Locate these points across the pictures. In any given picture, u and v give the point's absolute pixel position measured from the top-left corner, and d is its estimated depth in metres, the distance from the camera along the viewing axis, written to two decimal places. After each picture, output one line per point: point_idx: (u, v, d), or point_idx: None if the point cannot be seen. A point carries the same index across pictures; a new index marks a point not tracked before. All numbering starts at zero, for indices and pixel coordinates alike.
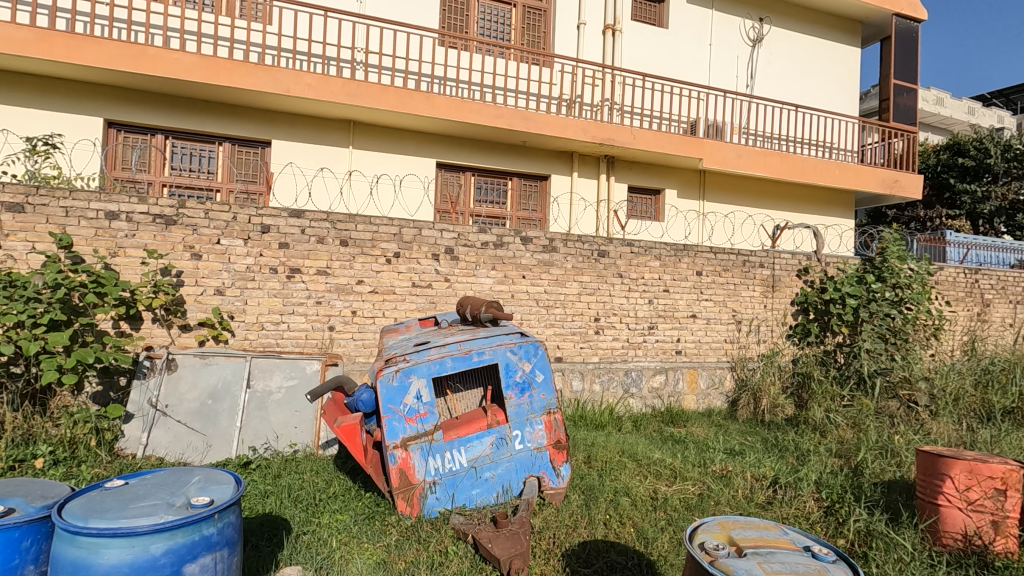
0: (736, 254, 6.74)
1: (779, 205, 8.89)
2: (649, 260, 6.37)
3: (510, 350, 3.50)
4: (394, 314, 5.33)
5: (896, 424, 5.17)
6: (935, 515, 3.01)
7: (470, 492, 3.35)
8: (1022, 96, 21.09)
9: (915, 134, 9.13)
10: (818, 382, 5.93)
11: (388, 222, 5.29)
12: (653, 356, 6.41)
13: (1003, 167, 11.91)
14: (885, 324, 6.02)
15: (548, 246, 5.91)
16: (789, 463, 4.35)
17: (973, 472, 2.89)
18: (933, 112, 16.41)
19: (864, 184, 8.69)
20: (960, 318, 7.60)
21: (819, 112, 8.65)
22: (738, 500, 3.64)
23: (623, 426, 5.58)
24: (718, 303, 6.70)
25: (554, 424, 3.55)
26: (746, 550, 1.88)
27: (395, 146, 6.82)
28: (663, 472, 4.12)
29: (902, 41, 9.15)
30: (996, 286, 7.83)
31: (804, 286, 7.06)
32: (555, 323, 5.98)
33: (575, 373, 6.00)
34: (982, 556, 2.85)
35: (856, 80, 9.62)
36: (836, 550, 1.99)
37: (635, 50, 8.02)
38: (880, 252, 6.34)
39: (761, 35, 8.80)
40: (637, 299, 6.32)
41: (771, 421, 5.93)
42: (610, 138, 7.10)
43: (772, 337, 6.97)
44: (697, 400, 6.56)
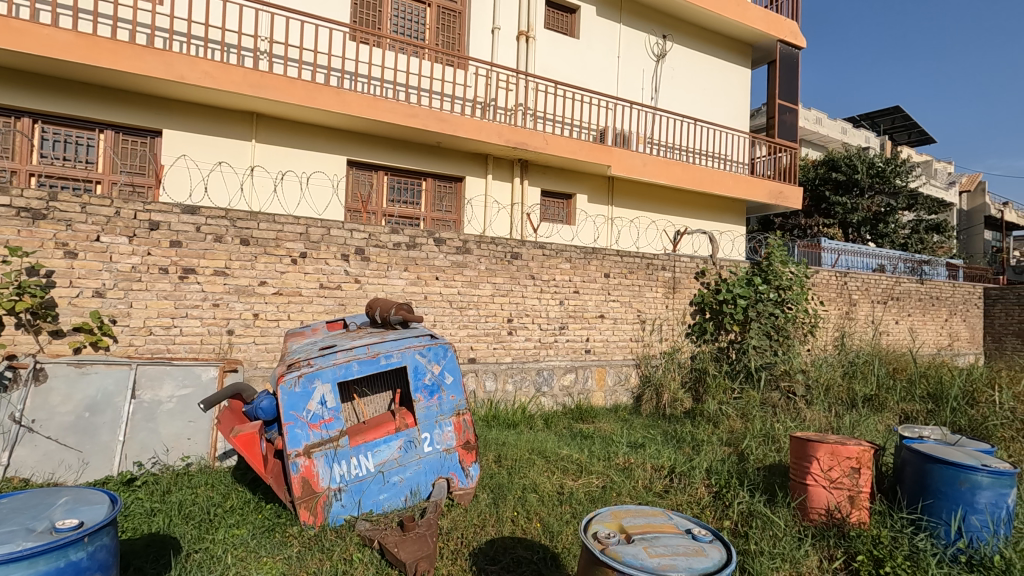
0: (641, 257, 7.12)
1: (680, 211, 9.48)
2: (560, 263, 6.57)
3: (419, 353, 3.49)
4: (300, 317, 5.13)
5: (778, 412, 5.72)
6: (804, 494, 3.34)
7: (377, 497, 3.30)
8: (884, 120, 23.87)
9: (797, 149, 10.08)
10: (713, 376, 6.50)
11: (294, 221, 5.08)
12: (563, 355, 6.62)
13: (867, 182, 13.50)
14: (770, 323, 6.73)
15: (461, 248, 5.92)
16: (685, 453, 4.67)
17: (835, 454, 3.24)
18: (813, 129, 18.21)
19: (753, 194, 9.47)
20: (833, 316, 8.51)
21: (714, 126, 9.34)
22: (638, 490, 3.86)
23: (534, 425, 5.72)
24: (625, 303, 7.04)
25: (463, 425, 3.57)
26: (634, 536, 2.01)
27: (303, 142, 6.56)
28: (570, 467, 4.27)
29: (785, 65, 10.10)
30: (861, 287, 8.83)
31: (702, 287, 7.56)
32: (468, 324, 6.01)
33: (488, 373, 6.06)
34: (841, 527, 3.20)
35: (747, 98, 10.48)
36: (713, 531, 2.17)
37: (548, 58, 8.25)
38: (767, 256, 7.08)
39: (664, 51, 9.34)
40: (548, 300, 6.50)
41: (671, 415, 6.33)
42: (524, 142, 7.25)
43: (672, 335, 7.41)
44: (605, 396, 6.85)
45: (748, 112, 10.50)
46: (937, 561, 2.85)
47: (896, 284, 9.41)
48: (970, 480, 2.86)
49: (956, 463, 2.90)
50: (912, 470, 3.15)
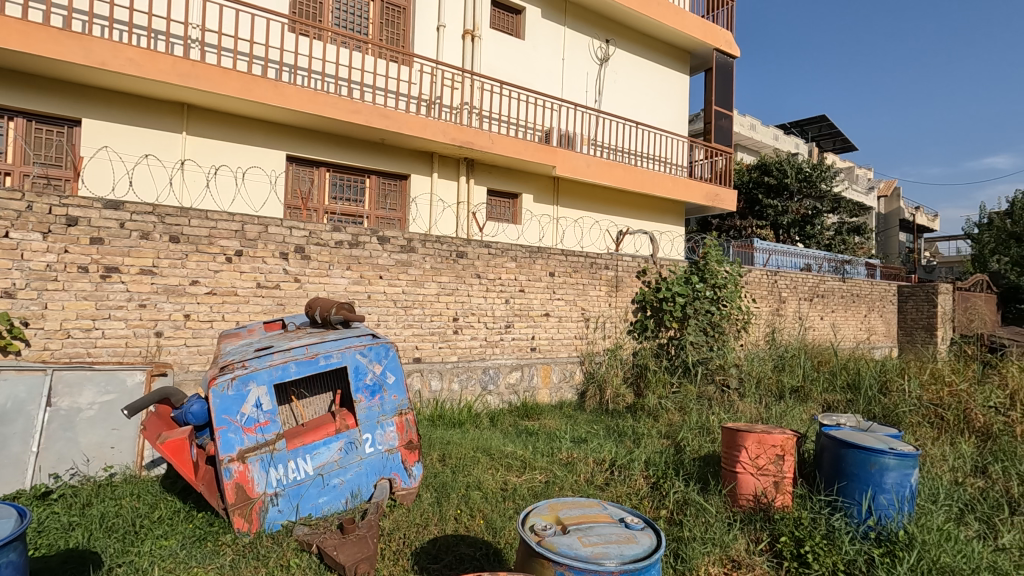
0: (585, 256, 7.27)
1: (622, 211, 9.73)
2: (506, 262, 6.61)
3: (360, 353, 3.44)
4: (235, 318, 4.94)
5: (713, 405, 6.01)
6: (734, 481, 3.52)
7: (316, 501, 3.22)
8: (812, 127, 25.35)
9: (732, 154, 10.55)
10: (653, 371, 6.74)
11: (228, 218, 4.88)
12: (509, 353, 6.67)
13: (796, 186, 14.31)
14: (706, 319, 7.03)
15: (406, 246, 5.86)
16: (626, 446, 4.82)
17: (761, 442, 3.42)
18: (748, 135, 19.09)
19: (691, 196, 9.84)
20: (764, 312, 8.97)
21: (655, 129, 9.65)
22: (580, 484, 3.95)
23: (480, 423, 5.75)
24: (569, 302, 7.16)
25: (406, 424, 3.55)
26: (569, 527, 2.07)
27: (238, 135, 6.31)
28: (514, 463, 4.32)
29: (721, 73, 10.57)
30: (789, 285, 9.36)
31: (643, 286, 7.79)
32: (413, 324, 5.95)
33: (433, 373, 6.04)
34: (767, 510, 3.39)
35: (685, 104, 10.88)
36: (645, 519, 2.26)
37: (494, 58, 8.27)
38: (704, 256, 7.35)
39: (607, 55, 9.57)
40: (494, 299, 6.53)
41: (614, 409, 6.50)
42: (469, 141, 7.25)
43: (615, 332, 7.60)
44: (550, 393, 6.97)
45: (687, 117, 10.91)
46: (850, 538, 3.07)
47: (820, 283, 10.03)
48: (879, 463, 3.09)
49: (867, 448, 3.13)
50: (830, 455, 3.37)
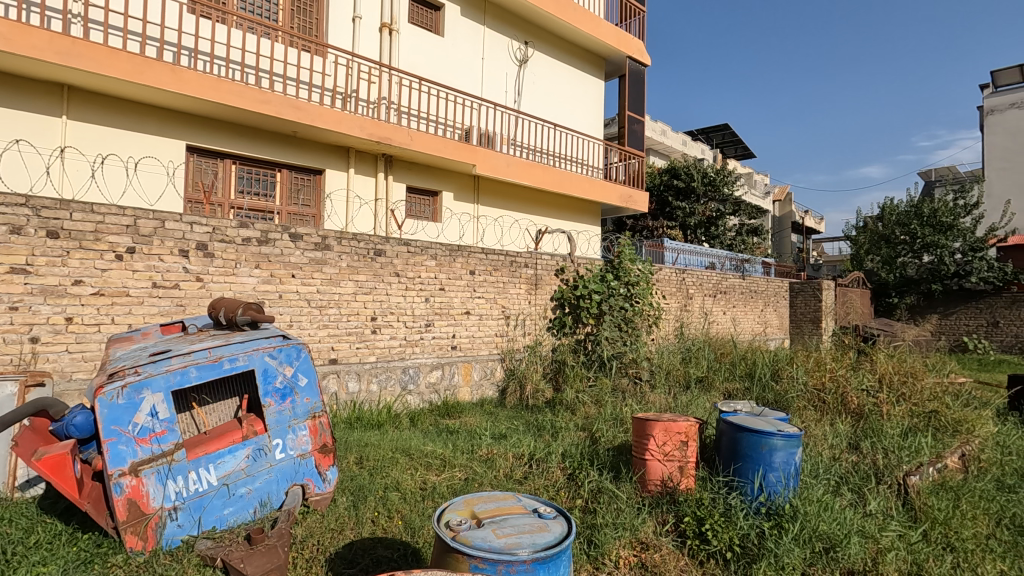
0: (505, 255, 7.36)
1: (541, 211, 9.94)
2: (425, 260, 6.55)
3: (269, 355, 3.29)
4: (127, 321, 4.54)
5: (626, 396, 6.30)
6: (644, 468, 3.70)
7: (221, 513, 3.05)
8: (717, 135, 27.11)
9: (644, 157, 11.08)
10: (571, 366, 6.95)
11: (118, 211, 4.49)
12: (429, 352, 6.61)
13: (702, 189, 15.28)
14: (621, 315, 7.37)
15: (320, 244, 5.65)
16: (545, 440, 4.94)
17: (668, 430, 3.62)
18: (658, 140, 20.09)
19: (607, 197, 10.23)
20: (674, 308, 9.52)
21: (572, 132, 9.94)
22: (499, 479, 4.01)
23: (400, 424, 5.67)
24: (489, 300, 7.21)
25: (319, 427, 3.44)
26: (484, 520, 2.11)
27: (129, 122, 5.80)
28: (433, 462, 4.31)
29: (633, 80, 11.06)
30: (695, 283, 9.99)
31: (561, 284, 7.98)
32: (329, 324, 5.75)
33: (350, 374, 5.88)
34: (673, 494, 3.61)
35: (600, 108, 11.28)
36: (557, 508, 2.35)
37: (412, 53, 8.16)
38: (618, 255, 7.67)
39: (526, 57, 9.72)
40: (413, 297, 6.45)
41: (534, 405, 6.64)
42: (388, 137, 7.12)
43: (535, 329, 7.75)
44: (471, 391, 6.99)
45: (602, 120, 11.32)
46: (744, 514, 3.34)
47: (722, 280, 10.78)
48: (769, 444, 3.39)
49: (759, 430, 3.41)
50: (728, 439, 3.63)
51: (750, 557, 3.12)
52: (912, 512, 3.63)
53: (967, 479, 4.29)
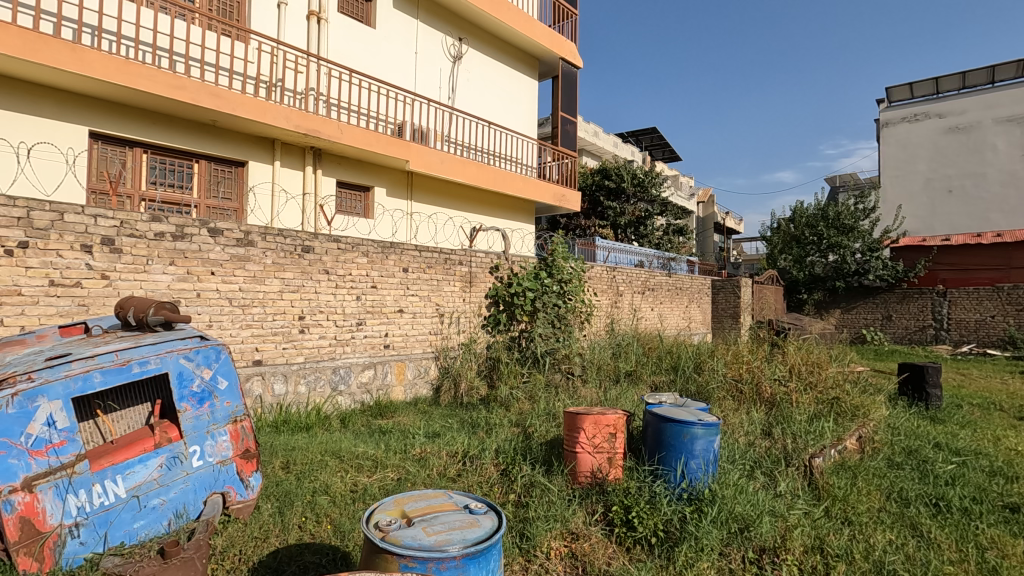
0: (439, 252, 7.31)
1: (476, 208, 9.94)
2: (357, 257, 6.38)
3: (185, 357, 3.11)
4: (20, 322, 4.14)
5: (559, 392, 6.44)
6: (575, 461, 3.80)
7: (130, 527, 2.84)
8: (646, 137, 28.14)
9: (576, 158, 11.34)
10: (506, 364, 7.00)
11: (8, 202, 4.08)
12: (361, 352, 6.46)
13: (631, 190, 15.83)
14: (554, 312, 7.56)
15: (242, 239, 5.38)
16: (479, 437, 4.96)
17: (597, 423, 3.75)
18: (591, 140, 20.59)
19: (541, 196, 10.39)
20: (605, 305, 9.81)
21: (507, 130, 10.00)
22: (433, 477, 3.99)
23: (330, 425, 5.51)
24: (423, 298, 7.13)
25: (241, 432, 3.30)
26: (414, 519, 2.10)
27: (21, 104, 5.28)
28: (365, 463, 4.21)
29: (565, 82, 11.28)
30: (625, 280, 10.35)
31: (496, 281, 8.01)
32: (252, 324, 5.49)
33: (277, 376, 5.64)
34: (602, 484, 3.73)
35: (534, 107, 11.43)
36: (488, 503, 2.37)
37: (342, 44, 7.91)
38: (551, 253, 7.86)
39: (460, 53, 9.68)
40: (344, 296, 6.27)
41: (469, 402, 6.65)
42: (316, 130, 6.87)
43: (470, 327, 7.74)
44: (405, 390, 6.90)
45: (536, 120, 11.46)
46: (668, 500, 3.50)
47: (650, 277, 11.22)
48: (690, 433, 3.57)
49: (681, 420, 3.60)
50: (653, 430, 3.79)
51: (673, 540, 3.27)
52: (816, 490, 3.94)
53: (862, 458, 4.71)
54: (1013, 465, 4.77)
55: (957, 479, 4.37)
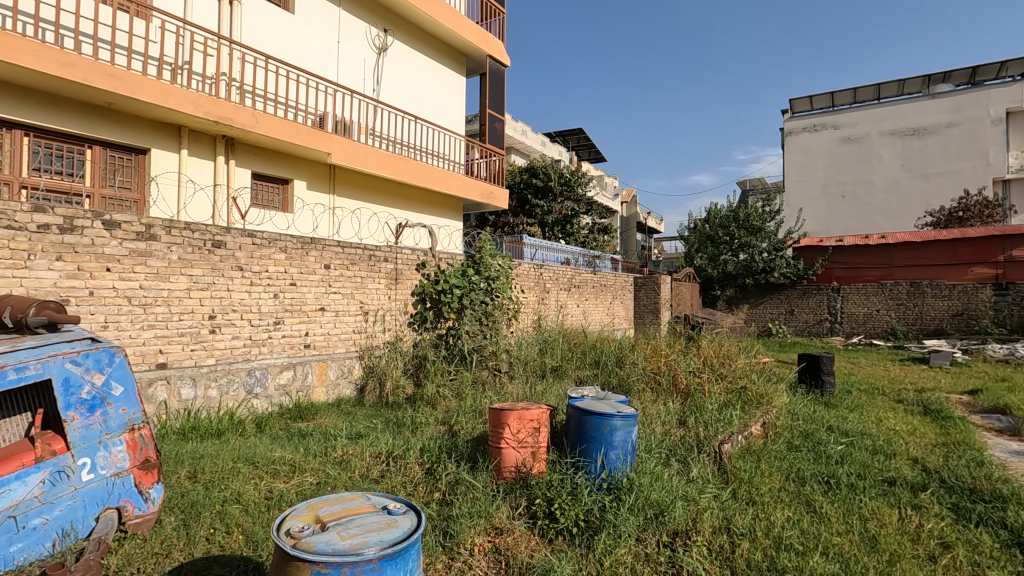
0: (362, 249, 7.10)
1: (402, 204, 9.75)
2: (274, 253, 6.08)
3: (72, 361, 2.83)
4: None
5: (486, 388, 6.46)
6: (499, 457, 3.83)
7: (6, 552, 2.51)
8: (572, 138, 28.79)
9: (503, 155, 11.41)
10: (432, 362, 6.92)
11: None
12: (279, 352, 6.16)
13: (558, 189, 16.12)
14: (481, 308, 7.47)
15: (144, 233, 4.98)
16: (404, 436, 4.89)
17: (521, 418, 3.79)
18: (519, 139, 20.79)
19: (468, 193, 10.37)
20: (532, 301, 9.94)
21: (433, 125, 9.89)
22: (354, 480, 3.88)
23: (244, 431, 5.23)
24: (346, 295, 6.91)
25: (140, 441, 3.05)
26: (328, 524, 2.03)
27: None
28: (281, 469, 4.03)
29: (493, 79, 11.31)
30: (551, 277, 10.54)
31: (422, 278, 7.91)
32: (156, 324, 5.10)
33: (184, 380, 5.27)
34: (526, 479, 3.77)
35: (461, 104, 11.37)
36: (406, 503, 2.34)
37: (258, 28, 7.50)
38: (479, 250, 7.81)
39: (385, 45, 9.45)
40: (259, 294, 5.95)
41: (394, 402, 6.51)
42: (228, 118, 6.47)
43: (395, 325, 7.58)
44: (326, 391, 6.66)
45: (463, 116, 11.41)
46: (588, 491, 3.60)
47: (575, 274, 11.50)
48: (610, 425, 3.69)
49: (601, 413, 3.70)
50: (575, 423, 3.88)
51: (593, 529, 3.37)
52: (724, 474, 4.21)
53: (765, 443, 5.08)
54: (892, 443, 5.32)
55: (846, 458, 4.80)
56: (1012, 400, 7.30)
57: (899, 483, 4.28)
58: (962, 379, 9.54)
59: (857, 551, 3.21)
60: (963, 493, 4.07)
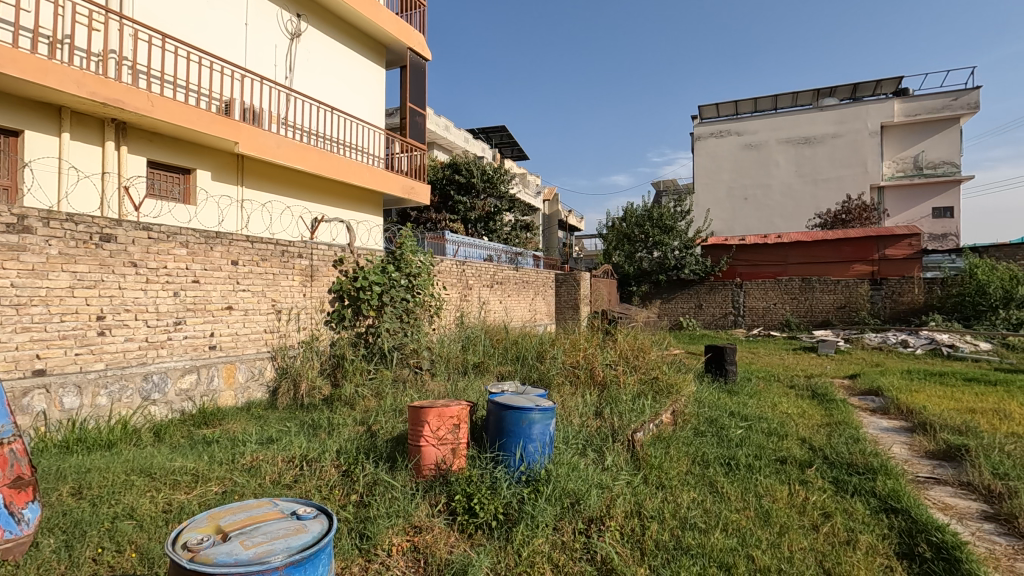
0: (274, 244, 6.76)
1: (317, 198, 9.37)
2: (174, 248, 5.65)
3: None
4: None
5: (407, 386, 6.37)
6: (419, 455, 3.79)
7: None
8: (495, 135, 28.93)
9: (424, 150, 11.26)
10: (350, 361, 6.71)
11: None
12: (180, 354, 5.74)
13: (481, 186, 16.14)
14: (402, 306, 7.35)
15: (15, 226, 4.47)
16: (320, 439, 4.72)
17: (441, 415, 3.76)
18: (441, 135, 20.60)
19: (388, 188, 10.14)
20: (454, 298, 9.89)
21: (351, 117, 9.57)
22: (264, 486, 3.69)
23: (139, 440, 4.82)
24: (256, 293, 6.55)
25: (10, 457, 2.71)
26: (230, 534, 1.93)
27: None
28: (182, 479, 3.75)
29: (414, 72, 11.13)
30: (473, 274, 10.54)
31: (340, 275, 7.66)
32: (32, 327, 4.57)
33: (67, 387, 4.78)
34: (446, 475, 3.76)
35: (381, 96, 11.10)
36: (317, 507, 2.27)
37: (154, 4, 6.90)
38: (399, 246, 7.66)
39: (298, 31, 9.02)
40: (157, 292, 5.50)
41: (309, 403, 6.26)
42: (118, 100, 5.91)
43: (311, 323, 7.27)
44: (235, 395, 6.29)
45: (383, 109, 11.14)
46: (507, 484, 3.64)
47: (497, 271, 11.58)
48: (528, 418, 3.75)
49: (520, 407, 3.75)
50: (494, 418, 3.91)
51: (512, 521, 3.43)
52: (637, 461, 4.43)
53: (674, 429, 5.39)
54: (784, 425, 5.82)
55: (744, 441, 5.20)
56: (884, 382, 8.19)
57: (789, 461, 4.70)
58: (844, 366, 10.59)
59: (752, 525, 3.48)
60: (842, 467, 4.53)
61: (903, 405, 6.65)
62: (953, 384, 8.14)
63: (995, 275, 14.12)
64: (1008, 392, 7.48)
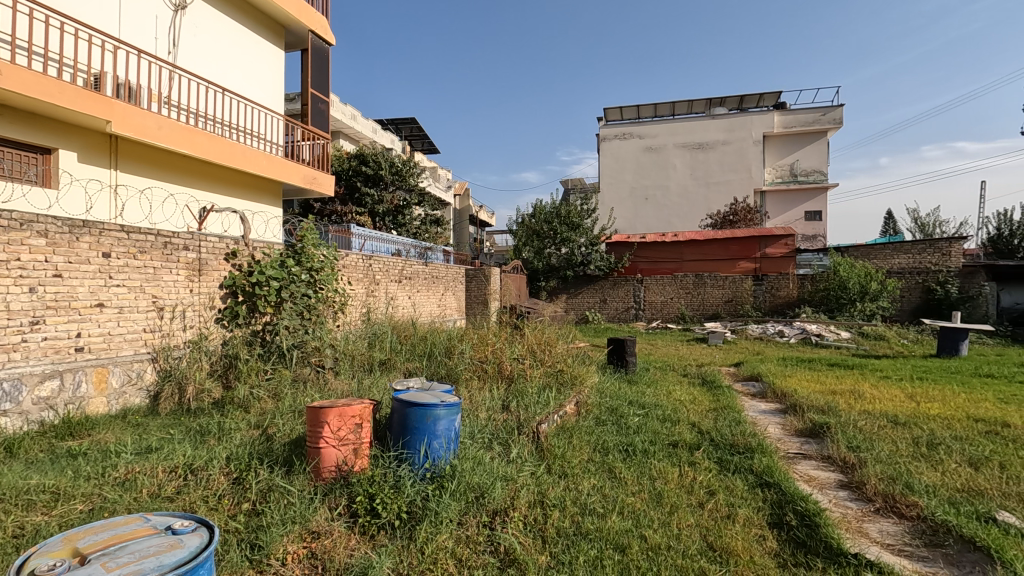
0: (154, 235, 6.16)
1: (206, 186, 8.66)
2: (29, 238, 4.97)
3: None
4: None
5: (308, 386, 6.08)
6: (318, 456, 3.63)
7: None
8: (405, 126, 28.35)
9: (327, 140, 10.75)
10: (244, 361, 6.28)
11: None
12: (38, 358, 5.07)
13: (389, 178, 15.72)
14: (302, 302, 7.00)
15: None
16: (208, 445, 4.38)
17: (342, 415, 3.62)
18: (348, 123, 19.85)
19: (287, 177, 9.58)
20: (360, 293, 9.57)
21: (245, 100, 8.92)
22: (141, 500, 3.37)
23: None
24: (133, 288, 5.95)
25: None
26: (90, 556, 1.74)
27: None
28: (39, 498, 3.33)
29: (316, 56, 10.59)
30: (380, 268, 10.25)
31: (233, 269, 7.14)
32: None
33: None
34: (346, 477, 3.63)
35: (279, 80, 10.46)
36: (198, 520, 2.12)
37: None
38: (300, 239, 7.26)
39: (184, 2, 8.26)
40: (7, 287, 4.82)
41: (197, 408, 5.79)
42: None
43: (199, 321, 6.71)
44: (108, 401, 5.67)
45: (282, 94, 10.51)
46: (411, 482, 3.58)
47: (405, 266, 11.35)
48: (433, 414, 3.70)
49: (424, 403, 3.69)
50: (398, 416, 3.82)
51: (415, 519, 3.38)
52: (541, 451, 4.54)
53: (577, 420, 5.59)
54: (677, 411, 6.23)
55: (641, 428, 5.51)
56: (763, 369, 9.03)
57: (680, 445, 5.04)
58: (731, 354, 11.56)
59: (645, 507, 3.69)
60: (726, 448, 4.93)
61: (779, 390, 7.35)
62: (819, 369, 9.14)
63: (855, 271, 15.90)
64: (862, 375, 8.53)
